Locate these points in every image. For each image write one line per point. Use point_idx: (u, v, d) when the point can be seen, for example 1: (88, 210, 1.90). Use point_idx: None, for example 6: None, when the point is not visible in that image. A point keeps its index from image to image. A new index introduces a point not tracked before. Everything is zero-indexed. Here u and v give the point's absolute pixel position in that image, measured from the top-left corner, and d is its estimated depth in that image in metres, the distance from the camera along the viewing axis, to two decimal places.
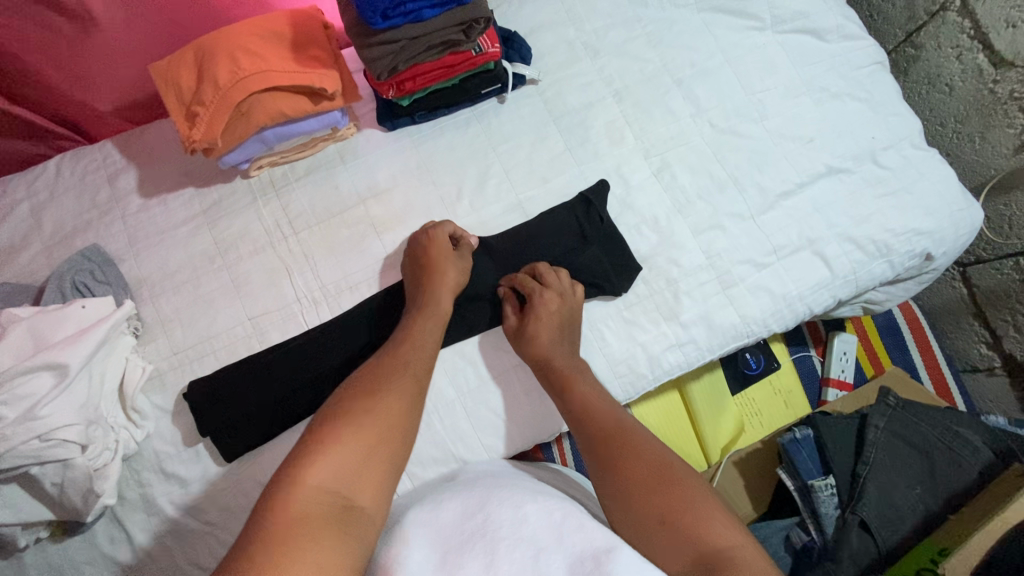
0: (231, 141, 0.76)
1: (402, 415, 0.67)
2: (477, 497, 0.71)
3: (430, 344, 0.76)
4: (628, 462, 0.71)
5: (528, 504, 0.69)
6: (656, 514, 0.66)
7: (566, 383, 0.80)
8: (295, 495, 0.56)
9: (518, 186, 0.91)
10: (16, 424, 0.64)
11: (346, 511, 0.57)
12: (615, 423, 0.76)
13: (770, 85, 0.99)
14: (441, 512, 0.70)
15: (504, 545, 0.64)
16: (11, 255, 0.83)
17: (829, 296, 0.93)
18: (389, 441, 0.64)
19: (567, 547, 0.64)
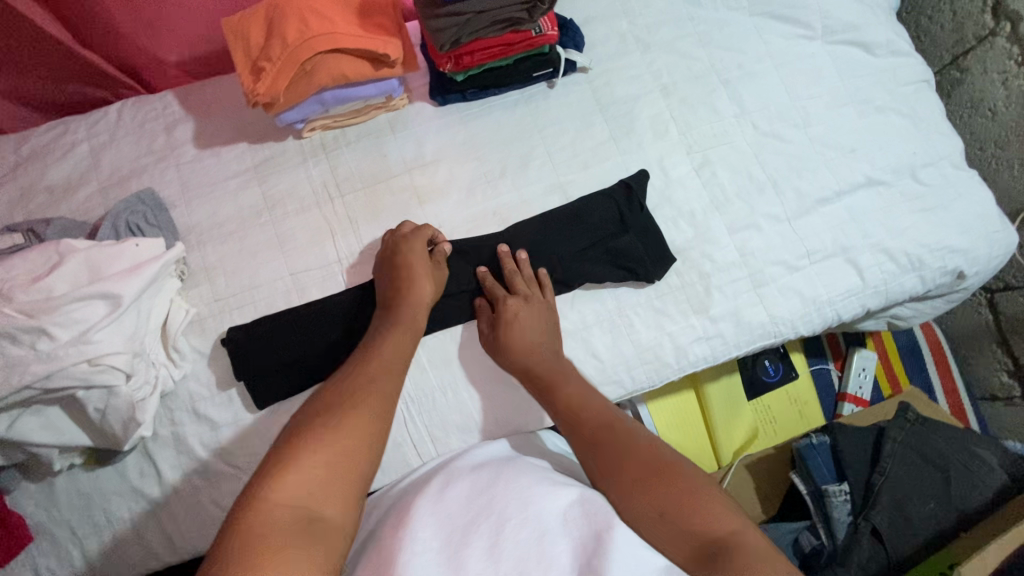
0: (292, 98, 0.79)
1: (370, 422, 0.64)
2: (488, 479, 0.73)
3: (402, 349, 0.74)
4: (624, 460, 0.69)
5: (535, 485, 0.70)
6: (657, 507, 0.65)
7: (554, 385, 0.79)
8: (258, 517, 0.54)
9: (561, 169, 0.92)
10: (68, 346, 0.66)
11: (313, 527, 0.56)
12: (608, 419, 0.74)
13: (816, 93, 1.00)
14: (446, 493, 0.72)
15: (510, 525, 0.65)
16: (68, 191, 0.85)
17: (859, 304, 0.94)
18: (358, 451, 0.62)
19: (574, 529, 0.65)
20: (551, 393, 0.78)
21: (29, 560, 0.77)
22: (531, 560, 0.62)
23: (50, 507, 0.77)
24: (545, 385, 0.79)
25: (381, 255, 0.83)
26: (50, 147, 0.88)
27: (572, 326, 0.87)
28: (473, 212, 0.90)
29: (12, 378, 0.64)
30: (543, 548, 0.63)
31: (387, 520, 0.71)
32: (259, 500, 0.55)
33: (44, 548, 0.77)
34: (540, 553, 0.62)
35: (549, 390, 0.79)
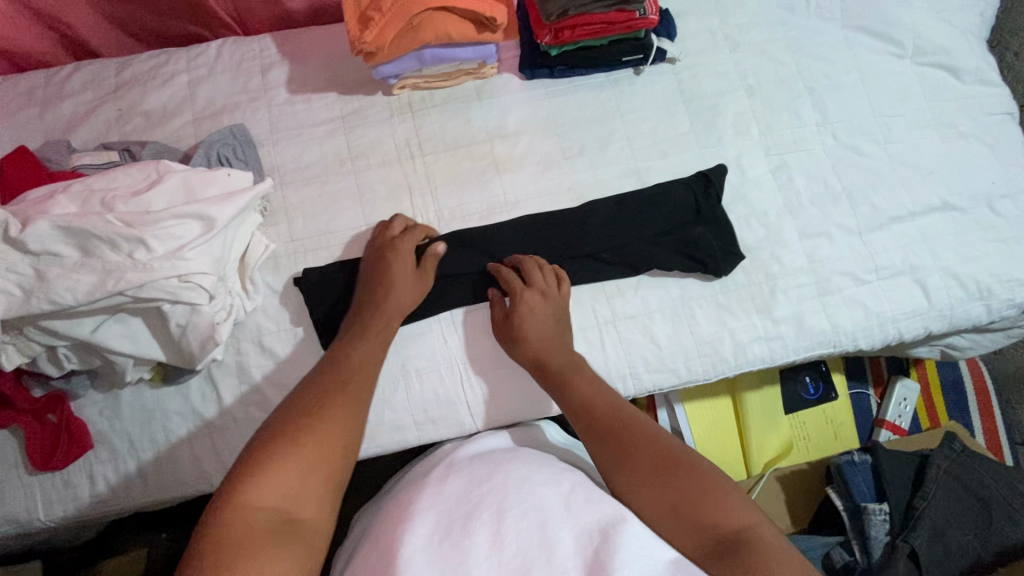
0: (394, 51, 0.81)
1: (346, 430, 0.64)
2: (485, 469, 0.73)
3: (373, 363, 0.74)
4: (635, 457, 0.68)
5: (537, 477, 0.70)
6: (670, 504, 0.65)
7: (562, 381, 0.78)
8: (229, 514, 0.55)
9: (639, 154, 0.93)
10: (163, 259, 0.67)
11: (289, 528, 0.56)
12: (622, 411, 0.74)
13: (900, 111, 0.99)
14: (441, 486, 0.72)
15: (512, 512, 0.65)
16: (163, 118, 0.88)
17: (921, 325, 0.93)
18: (335, 457, 0.62)
19: (576, 518, 0.64)
20: (564, 387, 0.78)
21: (86, 467, 0.79)
22: (532, 546, 0.61)
23: (113, 418, 0.79)
24: (554, 379, 0.79)
25: (377, 243, 0.84)
26: (150, 74, 0.90)
27: (635, 310, 0.87)
28: (548, 185, 0.91)
29: (108, 282, 0.65)
30: (545, 534, 0.62)
31: (382, 518, 0.71)
32: (234, 500, 0.55)
33: (101, 458, 0.79)
34: (543, 538, 0.62)
35: (555, 384, 0.79)
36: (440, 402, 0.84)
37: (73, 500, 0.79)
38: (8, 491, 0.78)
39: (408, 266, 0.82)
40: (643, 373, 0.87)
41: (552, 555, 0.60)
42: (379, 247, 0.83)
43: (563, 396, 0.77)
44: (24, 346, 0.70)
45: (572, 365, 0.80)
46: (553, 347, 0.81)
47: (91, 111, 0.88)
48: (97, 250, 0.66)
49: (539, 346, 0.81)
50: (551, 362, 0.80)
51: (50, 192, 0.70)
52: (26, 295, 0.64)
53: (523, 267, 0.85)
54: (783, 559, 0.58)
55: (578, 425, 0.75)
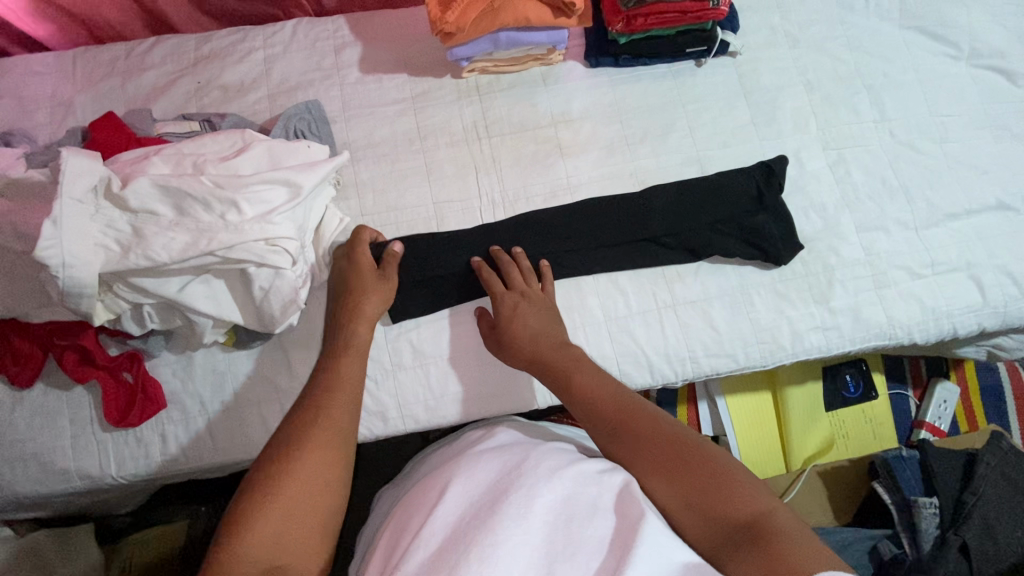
0: (472, 34, 0.84)
1: (330, 459, 0.63)
2: (518, 455, 0.69)
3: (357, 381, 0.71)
4: (644, 449, 0.67)
5: (572, 465, 0.67)
6: (682, 497, 0.63)
7: (563, 373, 0.75)
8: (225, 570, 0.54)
9: (700, 143, 0.94)
10: (254, 222, 0.69)
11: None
12: (621, 400, 0.71)
13: (956, 111, 1.01)
14: (472, 462, 0.70)
15: (540, 502, 0.62)
16: (240, 92, 0.90)
17: (975, 322, 0.93)
18: (315, 491, 0.61)
19: (604, 516, 0.61)
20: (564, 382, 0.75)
21: (158, 426, 0.81)
22: (557, 542, 0.59)
23: (186, 379, 0.81)
24: (555, 376, 0.76)
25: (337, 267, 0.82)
26: (228, 50, 0.93)
27: (695, 295, 0.89)
28: (611, 170, 0.92)
29: (201, 242, 0.67)
30: (569, 532, 0.60)
31: (417, 490, 0.71)
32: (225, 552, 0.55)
33: (173, 417, 0.81)
34: (567, 538, 0.59)
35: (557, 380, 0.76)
36: (501, 378, 0.86)
37: (144, 458, 0.80)
38: (83, 447, 0.80)
39: (363, 271, 0.79)
40: (702, 357, 0.88)
41: (575, 555, 0.58)
42: (338, 269, 0.81)
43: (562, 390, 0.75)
44: (110, 304, 0.71)
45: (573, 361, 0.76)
46: (549, 344, 0.78)
47: (170, 83, 0.90)
48: (191, 210, 0.68)
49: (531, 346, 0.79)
50: (549, 357, 0.77)
51: (143, 155, 0.73)
52: (125, 251, 0.66)
53: (500, 262, 0.85)
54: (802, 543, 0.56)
55: (582, 418, 0.72)
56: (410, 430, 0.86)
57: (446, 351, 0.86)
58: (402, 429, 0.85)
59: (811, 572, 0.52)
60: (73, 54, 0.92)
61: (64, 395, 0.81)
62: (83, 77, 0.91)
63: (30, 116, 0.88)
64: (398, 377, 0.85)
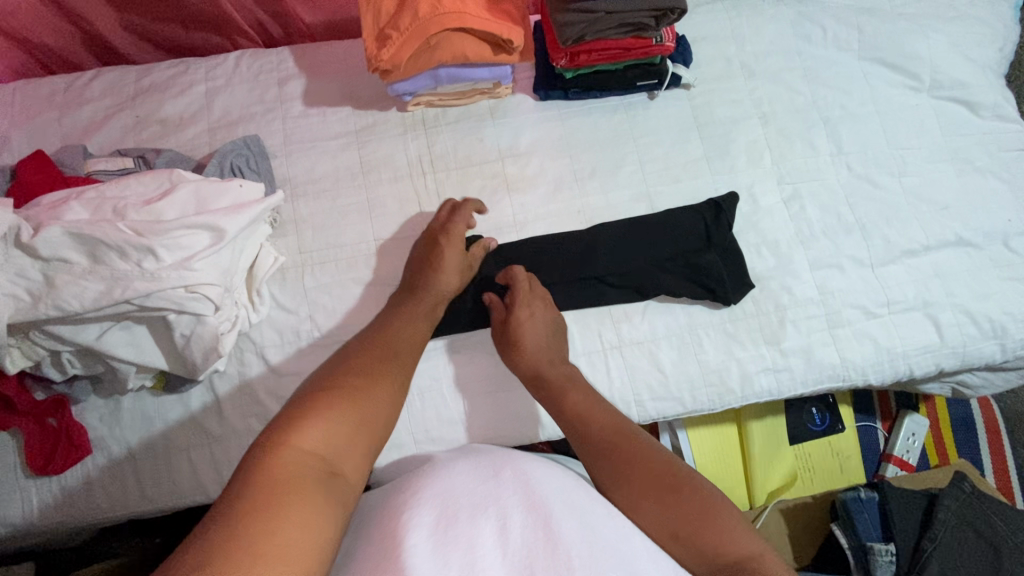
0: (409, 71, 0.83)
1: (385, 394, 0.67)
2: (491, 466, 0.69)
3: (416, 336, 0.77)
4: (635, 474, 0.67)
5: (547, 475, 0.68)
6: (672, 524, 0.63)
7: (561, 399, 0.76)
8: (282, 460, 0.55)
9: (651, 178, 0.92)
10: (171, 269, 0.67)
11: (331, 474, 0.57)
12: (615, 427, 0.72)
13: (915, 144, 0.98)
14: (441, 478, 0.66)
15: (516, 508, 0.62)
16: (180, 126, 0.89)
17: (933, 362, 0.91)
18: (370, 425, 0.64)
19: (577, 517, 0.62)
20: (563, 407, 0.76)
21: (83, 472, 0.79)
22: (536, 540, 0.59)
23: (114, 424, 0.79)
24: (549, 396, 0.77)
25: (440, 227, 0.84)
26: (169, 82, 0.91)
27: (641, 335, 0.86)
28: (558, 206, 0.90)
29: (115, 290, 0.65)
30: (549, 532, 0.59)
31: (392, 490, 0.68)
32: (283, 445, 0.57)
33: (98, 463, 0.79)
34: (544, 536, 0.59)
35: (553, 400, 0.77)
36: (441, 421, 0.84)
37: (68, 505, 0.78)
38: (5, 494, 0.78)
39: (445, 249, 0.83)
40: (648, 400, 0.85)
41: (555, 552, 0.58)
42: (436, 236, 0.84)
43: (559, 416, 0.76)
44: (26, 350, 0.69)
45: (570, 384, 0.77)
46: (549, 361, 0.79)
47: (109, 117, 0.89)
48: (106, 257, 0.66)
49: (536, 357, 0.79)
50: (551, 376, 0.78)
51: (63, 197, 0.70)
52: (34, 301, 0.64)
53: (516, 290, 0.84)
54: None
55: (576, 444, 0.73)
56: None
57: None
58: None
59: None
60: (13, 87, 0.91)
61: None
62: (20, 110, 0.89)
63: None
64: None
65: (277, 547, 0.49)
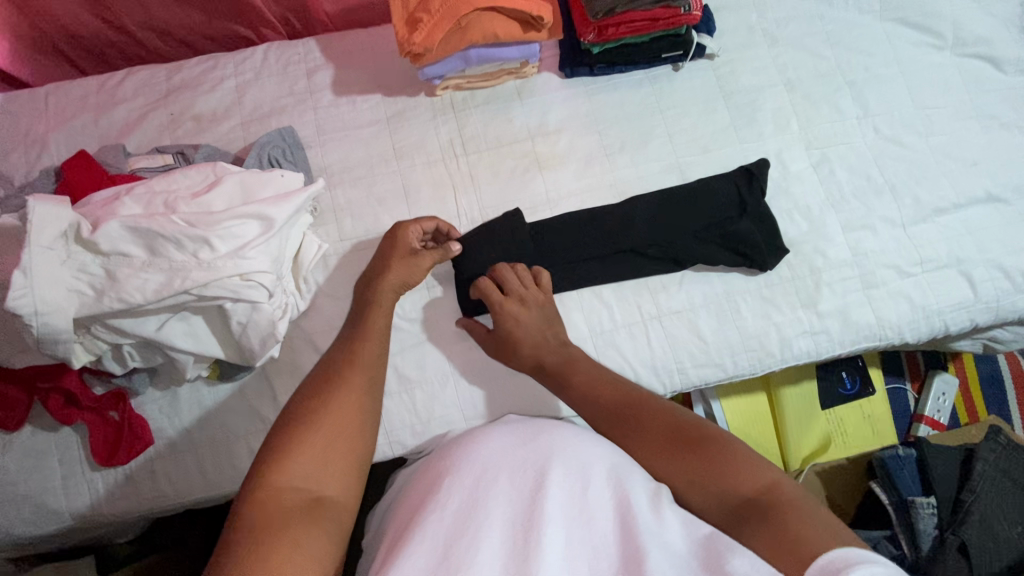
0: (441, 53, 0.84)
1: (356, 412, 0.65)
2: (531, 427, 0.68)
3: (384, 335, 0.74)
4: (645, 433, 0.66)
5: (582, 435, 0.67)
6: (690, 473, 0.63)
7: (565, 369, 0.75)
8: (264, 498, 0.57)
9: (681, 150, 0.93)
10: (226, 258, 0.69)
11: (316, 503, 0.58)
12: (614, 394, 0.71)
13: (940, 103, 0.98)
14: (471, 445, 0.66)
15: (556, 471, 0.61)
16: (214, 121, 0.90)
17: (967, 318, 0.92)
18: (347, 438, 0.63)
19: (618, 483, 0.61)
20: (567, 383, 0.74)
21: (147, 463, 0.81)
22: (574, 508, 0.59)
23: (173, 415, 0.82)
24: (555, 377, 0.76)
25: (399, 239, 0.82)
26: (200, 79, 0.92)
27: (679, 305, 0.88)
28: (590, 181, 0.91)
29: (175, 281, 0.67)
30: (584, 503, 0.60)
31: (427, 466, 0.67)
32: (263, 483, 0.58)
33: (160, 453, 0.81)
34: (581, 506, 0.59)
35: (559, 379, 0.75)
36: (487, 397, 0.86)
37: (134, 495, 0.81)
38: (73, 486, 0.80)
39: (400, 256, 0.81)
40: (689, 367, 0.87)
41: (589, 524, 0.58)
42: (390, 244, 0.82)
43: (566, 387, 0.74)
44: (89, 345, 0.71)
45: (574, 359, 0.76)
46: (549, 344, 0.79)
47: (144, 116, 0.90)
48: (163, 249, 0.68)
49: (534, 347, 0.79)
50: (552, 356, 0.78)
51: (114, 195, 0.72)
52: (98, 295, 0.66)
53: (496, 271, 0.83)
54: (813, 516, 0.56)
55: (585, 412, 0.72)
56: (399, 454, 0.86)
57: (429, 373, 0.86)
58: (391, 455, 0.86)
59: (820, 546, 0.52)
60: (46, 91, 0.92)
61: (53, 435, 0.81)
62: (56, 114, 0.90)
63: (6, 157, 0.88)
64: (384, 402, 0.85)
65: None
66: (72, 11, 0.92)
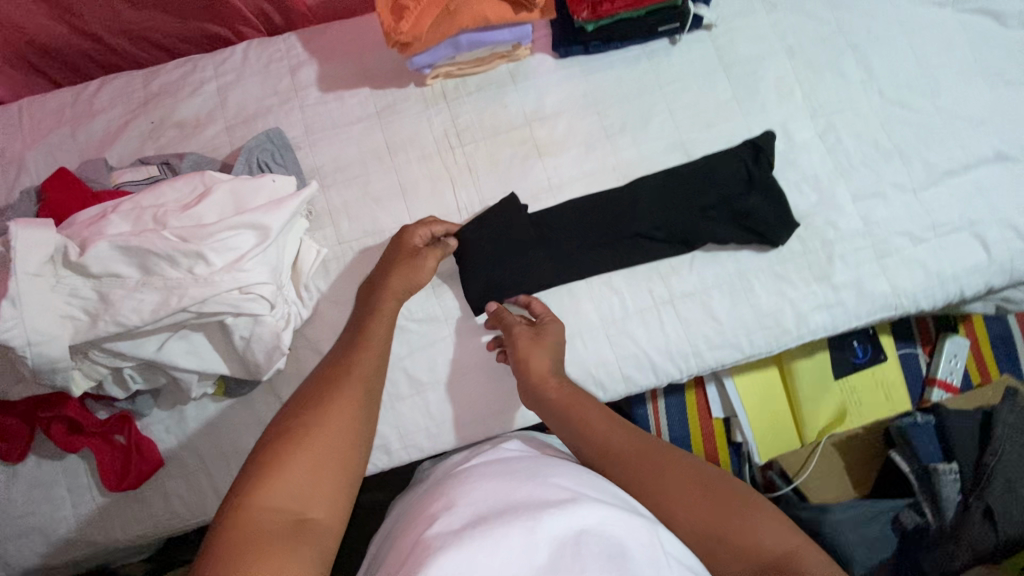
0: (430, 41, 0.80)
1: (351, 426, 0.62)
2: (521, 473, 0.65)
3: (381, 347, 0.71)
4: (658, 485, 0.64)
5: (571, 481, 0.63)
6: (710, 532, 0.61)
7: (570, 411, 0.70)
8: (241, 524, 0.53)
9: (683, 126, 0.90)
10: (223, 272, 0.66)
11: (298, 529, 0.55)
12: (630, 436, 0.68)
13: (945, 61, 0.95)
14: (467, 483, 0.64)
15: (545, 513, 0.56)
16: (197, 128, 0.86)
17: (982, 281, 0.90)
18: (338, 457, 0.60)
19: (610, 532, 0.55)
20: (578, 426, 0.70)
21: (159, 484, 0.79)
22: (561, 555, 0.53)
23: (181, 434, 0.79)
24: (560, 418, 0.71)
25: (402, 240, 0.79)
26: (180, 84, 0.88)
27: (691, 287, 0.86)
28: (592, 165, 0.88)
29: (171, 299, 0.64)
30: (572, 549, 0.53)
31: (412, 516, 0.65)
32: (242, 506, 0.55)
33: (172, 474, 0.79)
34: (569, 554, 0.53)
35: (563, 420, 0.71)
36: (502, 394, 0.84)
37: (150, 518, 0.79)
38: (85, 513, 0.78)
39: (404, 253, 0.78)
40: (705, 350, 0.85)
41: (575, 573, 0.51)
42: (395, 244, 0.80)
43: (572, 434, 0.70)
44: (88, 370, 0.69)
45: (581, 396, 0.72)
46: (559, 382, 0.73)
47: (124, 126, 0.86)
48: (157, 267, 0.65)
49: (542, 378, 0.73)
50: (557, 394, 0.72)
51: (100, 213, 0.69)
52: (92, 319, 0.63)
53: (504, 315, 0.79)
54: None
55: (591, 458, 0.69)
56: (417, 457, 0.85)
57: (441, 374, 0.84)
58: (408, 459, 0.85)
59: None
60: (20, 106, 0.88)
61: (59, 464, 0.79)
62: (32, 130, 0.86)
63: None
64: (398, 406, 0.83)
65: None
66: (37, 20, 0.88)
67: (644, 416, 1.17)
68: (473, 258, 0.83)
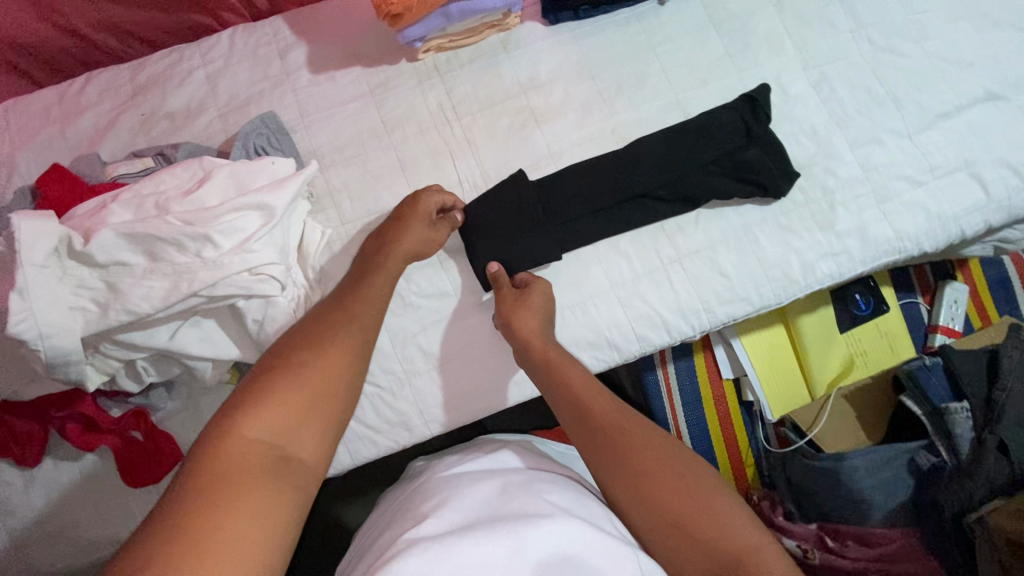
0: (420, 12, 0.80)
1: (342, 372, 0.64)
2: (513, 488, 0.68)
3: (380, 299, 0.73)
4: (629, 457, 0.64)
5: (558, 499, 0.66)
6: (672, 516, 0.61)
7: (556, 369, 0.74)
8: (224, 450, 0.54)
9: (678, 85, 0.90)
10: (232, 254, 0.65)
11: (283, 462, 0.56)
12: (610, 406, 0.70)
13: (931, 5, 0.96)
14: (459, 491, 0.67)
15: (532, 530, 0.59)
16: (189, 117, 0.85)
17: (982, 220, 0.91)
18: (330, 396, 0.62)
19: (592, 555, 0.59)
20: (559, 386, 0.73)
21: None
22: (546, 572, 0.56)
23: (197, 427, 0.79)
24: (546, 377, 0.74)
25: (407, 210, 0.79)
26: (167, 74, 0.86)
27: (698, 244, 0.86)
28: (591, 130, 0.88)
29: (182, 285, 0.63)
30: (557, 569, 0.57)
31: (398, 520, 0.67)
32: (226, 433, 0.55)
33: None
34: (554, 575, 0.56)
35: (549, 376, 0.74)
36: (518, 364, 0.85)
37: None
38: (105, 513, 0.77)
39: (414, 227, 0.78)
40: (716, 306, 0.86)
41: None
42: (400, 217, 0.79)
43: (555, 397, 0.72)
44: (101, 365, 0.68)
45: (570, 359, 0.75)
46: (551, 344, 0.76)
47: (113, 121, 0.84)
48: (164, 253, 0.64)
49: (528, 338, 0.76)
50: (539, 348, 0.76)
51: (99, 204, 0.68)
52: (103, 309, 0.62)
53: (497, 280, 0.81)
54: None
55: (569, 420, 0.71)
56: (438, 432, 0.85)
57: (456, 347, 0.84)
58: (429, 434, 0.85)
59: None
60: (5, 109, 0.86)
61: (75, 465, 0.78)
62: (20, 131, 0.85)
63: None
64: (414, 382, 0.83)
65: (218, 547, 0.48)
66: (16, 18, 0.86)
67: (655, 382, 1.17)
68: (481, 231, 0.83)
